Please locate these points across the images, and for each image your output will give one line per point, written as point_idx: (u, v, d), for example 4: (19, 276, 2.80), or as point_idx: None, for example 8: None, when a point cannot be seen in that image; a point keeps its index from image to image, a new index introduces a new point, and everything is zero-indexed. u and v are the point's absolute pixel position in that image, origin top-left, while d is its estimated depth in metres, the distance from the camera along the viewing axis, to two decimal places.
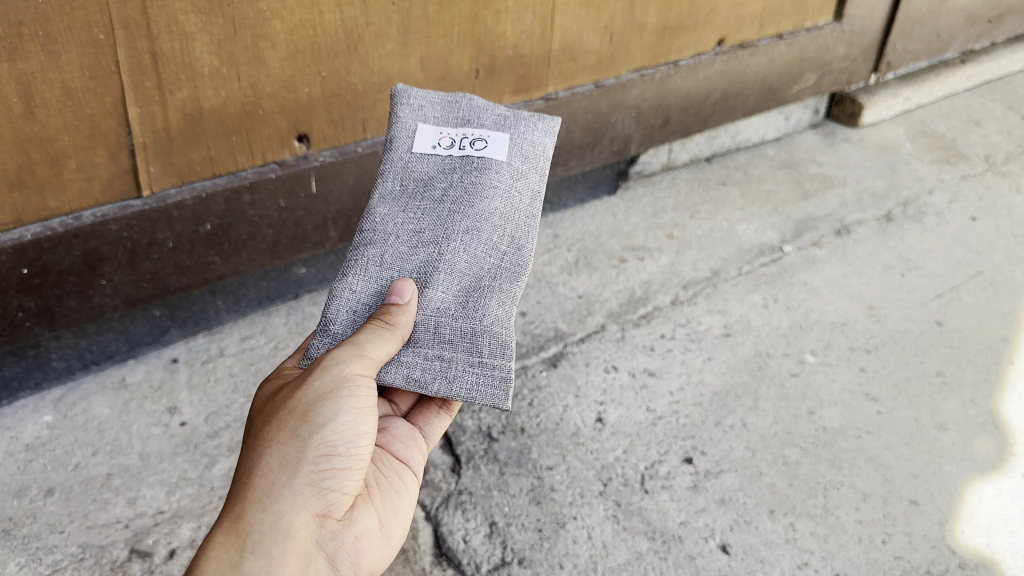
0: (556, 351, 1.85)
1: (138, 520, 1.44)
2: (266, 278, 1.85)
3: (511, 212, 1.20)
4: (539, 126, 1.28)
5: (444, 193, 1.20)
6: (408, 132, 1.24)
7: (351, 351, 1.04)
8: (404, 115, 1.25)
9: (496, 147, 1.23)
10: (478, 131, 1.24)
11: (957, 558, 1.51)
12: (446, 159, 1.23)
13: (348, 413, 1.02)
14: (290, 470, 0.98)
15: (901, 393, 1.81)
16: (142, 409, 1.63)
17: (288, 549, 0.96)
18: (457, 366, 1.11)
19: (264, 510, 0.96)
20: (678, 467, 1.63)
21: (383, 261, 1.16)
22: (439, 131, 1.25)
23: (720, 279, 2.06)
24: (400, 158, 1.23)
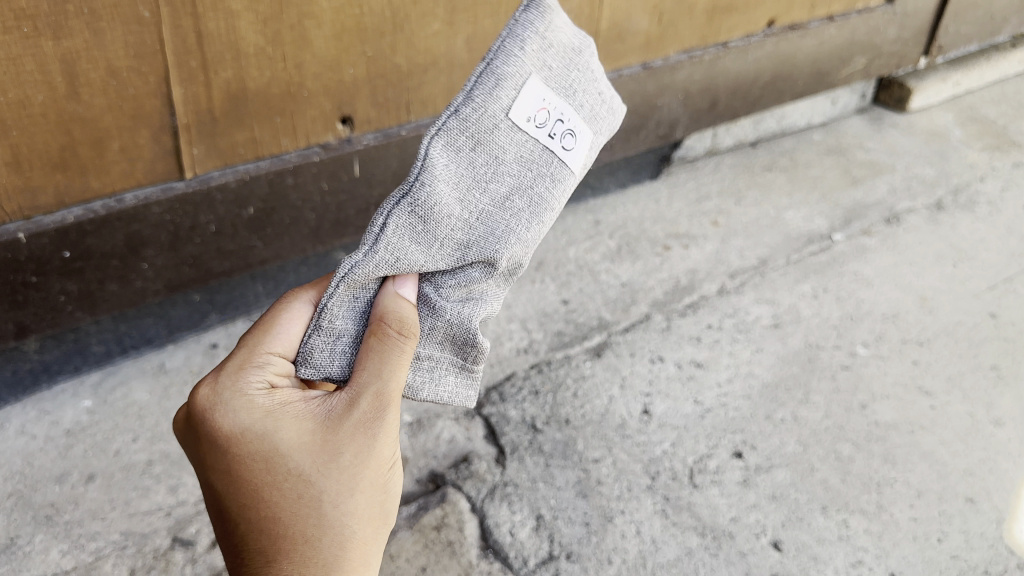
0: (600, 341, 1.80)
1: (180, 509, 1.42)
2: (306, 263, 1.81)
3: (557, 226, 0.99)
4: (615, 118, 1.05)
5: (509, 194, 0.95)
6: (516, 86, 0.94)
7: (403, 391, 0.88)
8: (514, 54, 0.93)
9: (578, 150, 1.00)
10: (573, 120, 0.99)
11: (1017, 558, 1.46)
12: (530, 146, 0.96)
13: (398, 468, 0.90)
14: (374, 528, 0.87)
15: (955, 386, 1.76)
16: (181, 395, 1.61)
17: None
18: (443, 366, 0.97)
19: None
20: (728, 461, 1.59)
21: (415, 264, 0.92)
22: (542, 97, 0.96)
23: (767, 268, 2.01)
24: (492, 120, 0.93)
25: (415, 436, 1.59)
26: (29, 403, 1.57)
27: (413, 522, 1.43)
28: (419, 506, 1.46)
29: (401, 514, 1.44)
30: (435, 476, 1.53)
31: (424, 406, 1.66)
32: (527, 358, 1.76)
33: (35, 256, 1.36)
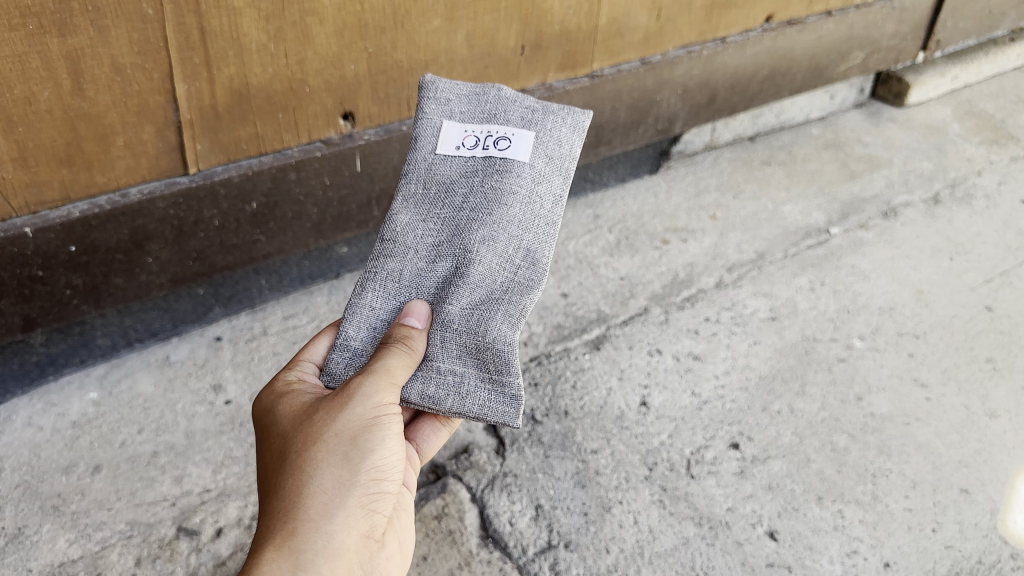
0: (599, 334, 1.82)
1: (185, 499, 1.44)
2: (309, 257, 1.83)
3: (533, 216, 1.13)
4: (568, 120, 1.18)
5: (464, 200, 1.14)
6: (433, 131, 1.18)
7: (385, 378, 0.99)
8: (430, 111, 1.18)
9: (520, 145, 1.15)
10: (504, 128, 1.16)
11: (1010, 548, 1.49)
12: (469, 162, 1.16)
13: (392, 441, 0.98)
14: (342, 492, 0.94)
15: (950, 378, 1.78)
16: (186, 387, 1.63)
17: (335, 570, 0.91)
18: (469, 382, 1.06)
19: (317, 528, 0.91)
20: (724, 452, 1.61)
21: (403, 276, 1.12)
22: (464, 129, 1.18)
23: (765, 262, 2.03)
24: (424, 161, 1.17)
25: None
26: (36, 395, 1.59)
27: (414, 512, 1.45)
28: (420, 496, 1.49)
29: None
30: (436, 466, 1.55)
31: None
32: (527, 351, 1.78)
33: (41, 250, 1.38)
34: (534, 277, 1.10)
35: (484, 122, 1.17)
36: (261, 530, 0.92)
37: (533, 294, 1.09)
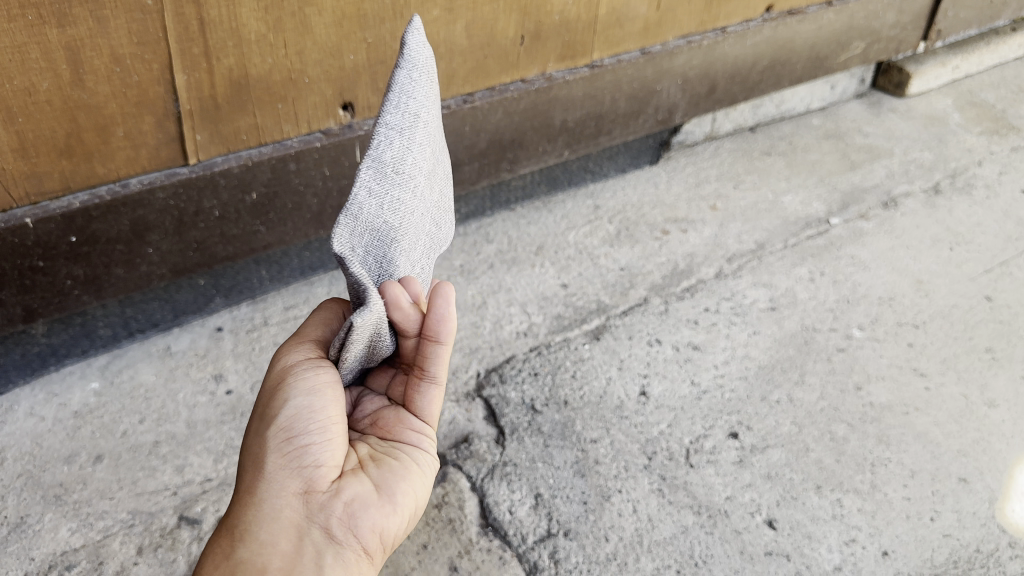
0: (599, 324, 1.83)
1: (186, 488, 1.45)
2: (309, 248, 1.84)
3: None
4: None
5: None
6: None
7: (293, 342, 0.98)
8: None
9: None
10: None
11: (1008, 537, 1.49)
12: None
13: (304, 387, 0.92)
14: (260, 458, 0.92)
15: (949, 368, 1.78)
16: (187, 377, 1.64)
17: (269, 532, 0.89)
18: None
19: (243, 500, 0.91)
20: (724, 442, 1.61)
21: None
22: None
23: (765, 252, 2.03)
24: None
25: None
26: (38, 385, 1.60)
27: None
28: None
29: None
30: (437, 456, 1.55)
31: None
32: (527, 341, 1.78)
33: (42, 241, 1.39)
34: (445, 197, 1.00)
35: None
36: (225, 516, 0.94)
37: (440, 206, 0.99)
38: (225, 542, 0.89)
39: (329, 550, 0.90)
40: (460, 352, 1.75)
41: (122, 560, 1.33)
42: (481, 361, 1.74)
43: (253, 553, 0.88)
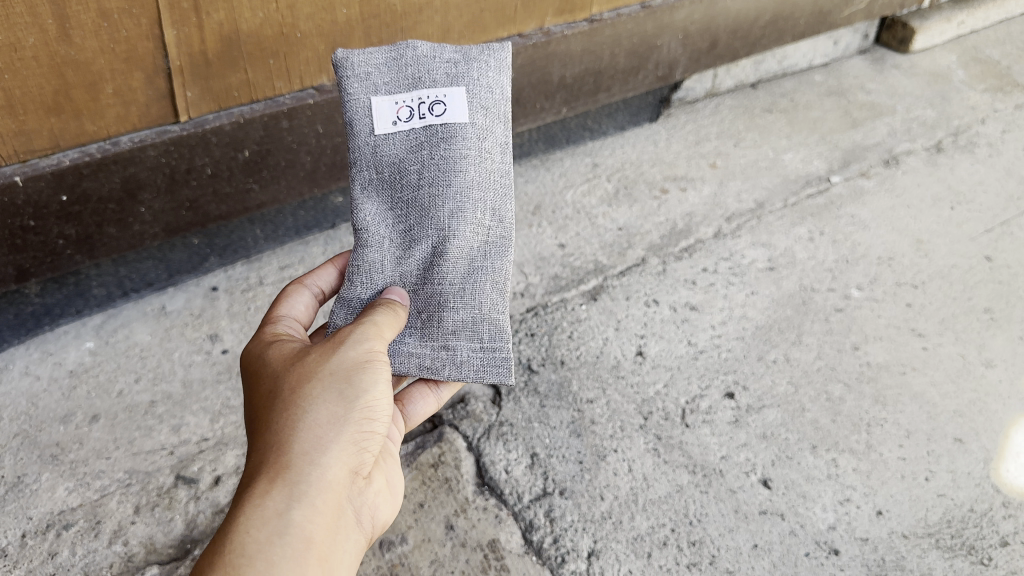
0: (596, 284, 1.82)
1: (182, 448, 1.45)
2: (304, 207, 1.81)
3: (486, 173, 1.15)
4: (491, 61, 1.17)
5: (420, 176, 1.13)
6: (364, 111, 1.13)
7: (374, 330, 1.03)
8: (354, 91, 1.13)
9: (456, 107, 1.13)
10: (434, 92, 1.13)
11: (1002, 497, 1.51)
12: (413, 136, 1.14)
13: (382, 384, 1.00)
14: (336, 427, 0.95)
15: (947, 329, 1.78)
16: (183, 337, 1.63)
17: (326, 502, 0.91)
18: (462, 350, 1.16)
19: (310, 461, 0.92)
20: (719, 402, 1.62)
21: (383, 266, 1.14)
22: (395, 101, 1.14)
23: (765, 211, 2.01)
24: (367, 145, 1.14)
25: None
26: (33, 344, 1.59)
27: (410, 460, 1.47)
28: (417, 444, 1.50)
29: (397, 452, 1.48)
30: (434, 415, 1.56)
31: None
32: (523, 302, 1.77)
33: (32, 200, 1.36)
34: (501, 247, 1.16)
35: (412, 88, 1.14)
36: (255, 464, 0.92)
37: (505, 260, 1.16)
38: (278, 499, 0.88)
39: (351, 530, 0.96)
40: None
41: (119, 519, 1.34)
42: None
43: (312, 518, 0.88)
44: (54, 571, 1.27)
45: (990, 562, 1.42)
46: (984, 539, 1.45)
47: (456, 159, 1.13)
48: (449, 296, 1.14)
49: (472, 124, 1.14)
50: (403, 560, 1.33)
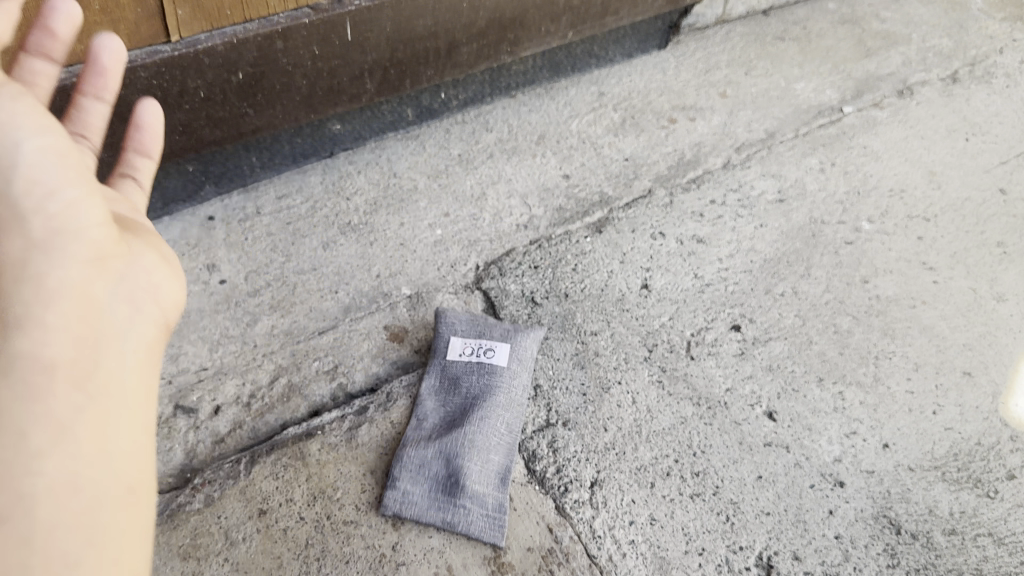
0: (601, 217, 1.77)
1: (181, 377, 1.45)
2: (300, 134, 1.76)
3: (513, 423, 1.42)
4: (532, 335, 1.52)
5: (469, 396, 1.44)
6: (444, 345, 1.51)
7: (10, 91, 0.92)
8: (442, 330, 1.53)
9: (502, 356, 1.49)
10: (490, 341, 1.51)
11: (1010, 430, 1.51)
12: (472, 364, 1.48)
13: (67, 186, 0.96)
14: (43, 249, 0.94)
15: (959, 262, 1.74)
16: (180, 267, 1.61)
17: (68, 320, 0.96)
18: (474, 513, 1.30)
19: (16, 281, 0.93)
20: (725, 334, 1.60)
21: (424, 458, 1.36)
22: (464, 341, 1.51)
23: (775, 141, 1.96)
24: (438, 364, 1.49)
25: (415, 311, 1.59)
26: None
27: (412, 392, 1.46)
28: (418, 377, 1.49)
29: (399, 384, 1.48)
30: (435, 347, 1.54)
31: (422, 280, 1.64)
32: (527, 234, 1.73)
33: None
34: (513, 465, 1.37)
35: (479, 338, 1.51)
36: None
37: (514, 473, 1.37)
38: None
39: (121, 330, 1.01)
40: (458, 244, 1.70)
41: None
42: (480, 254, 1.69)
43: (42, 340, 0.93)
44: None
45: (996, 495, 1.43)
46: (991, 472, 1.46)
47: (496, 399, 1.43)
48: (470, 480, 1.33)
49: (495, 399, 1.43)
50: None
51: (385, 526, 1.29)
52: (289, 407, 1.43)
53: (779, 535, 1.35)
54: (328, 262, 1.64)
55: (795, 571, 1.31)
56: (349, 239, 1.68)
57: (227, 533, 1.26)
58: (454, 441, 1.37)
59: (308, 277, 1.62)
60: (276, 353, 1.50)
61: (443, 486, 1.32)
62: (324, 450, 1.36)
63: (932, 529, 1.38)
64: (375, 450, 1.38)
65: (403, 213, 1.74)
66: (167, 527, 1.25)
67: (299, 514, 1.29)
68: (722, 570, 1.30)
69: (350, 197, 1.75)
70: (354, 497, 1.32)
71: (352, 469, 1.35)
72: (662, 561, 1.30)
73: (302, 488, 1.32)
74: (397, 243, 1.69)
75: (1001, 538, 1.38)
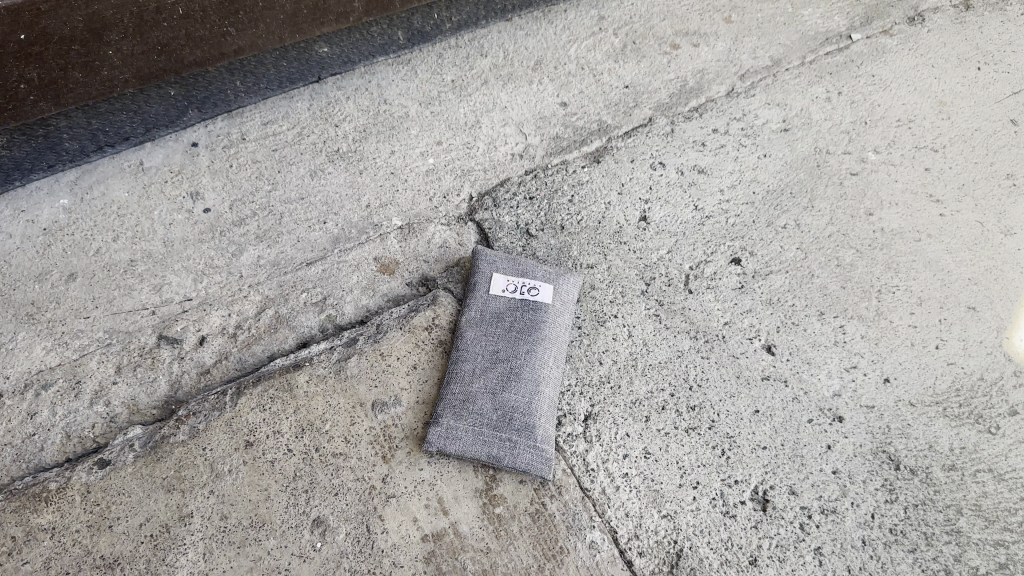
0: (599, 146, 1.71)
1: (165, 307, 1.42)
2: (286, 57, 1.64)
3: (557, 365, 1.35)
4: (567, 282, 1.44)
5: (513, 326, 1.37)
6: (485, 279, 1.43)
7: None
8: (482, 265, 1.44)
9: (546, 296, 1.41)
10: (534, 279, 1.42)
11: (1014, 366, 1.48)
12: (515, 302, 1.40)
13: None
14: None
15: (967, 195, 1.69)
16: (162, 195, 1.55)
17: None
18: (518, 445, 1.25)
19: None
20: (725, 268, 1.55)
21: (471, 393, 1.30)
22: (507, 278, 1.43)
23: (781, 68, 1.87)
24: (479, 300, 1.41)
25: (405, 242, 1.54)
26: (4, 201, 1.51)
27: (403, 323, 1.41)
28: (410, 308, 1.44)
29: (390, 315, 1.42)
30: (427, 280, 1.50)
31: (413, 210, 1.59)
32: (522, 164, 1.67)
33: None
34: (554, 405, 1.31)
35: (521, 274, 1.43)
36: None
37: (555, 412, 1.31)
38: None
39: None
40: (451, 173, 1.65)
41: (101, 379, 1.34)
42: (473, 184, 1.63)
43: None
44: (35, 431, 1.28)
45: (998, 431, 1.40)
46: (993, 407, 1.43)
47: (540, 336, 1.35)
48: (519, 412, 1.27)
49: (543, 335, 1.36)
50: (396, 421, 1.30)
51: (375, 458, 1.26)
52: (277, 338, 1.41)
53: (775, 469, 1.33)
54: (316, 191, 1.59)
55: (791, 506, 1.30)
56: (338, 168, 1.63)
57: (213, 465, 1.23)
58: (503, 375, 1.31)
59: (295, 206, 1.57)
60: (262, 284, 1.46)
61: (490, 417, 1.27)
62: (312, 383, 1.32)
63: (931, 465, 1.36)
64: (365, 382, 1.33)
65: (393, 141, 1.68)
66: (152, 459, 1.23)
67: (286, 446, 1.26)
68: (717, 503, 1.29)
69: (338, 124, 1.69)
70: (343, 430, 1.28)
71: (341, 401, 1.31)
72: (655, 495, 1.29)
73: (290, 421, 1.28)
74: (387, 172, 1.63)
75: (1001, 474, 1.36)
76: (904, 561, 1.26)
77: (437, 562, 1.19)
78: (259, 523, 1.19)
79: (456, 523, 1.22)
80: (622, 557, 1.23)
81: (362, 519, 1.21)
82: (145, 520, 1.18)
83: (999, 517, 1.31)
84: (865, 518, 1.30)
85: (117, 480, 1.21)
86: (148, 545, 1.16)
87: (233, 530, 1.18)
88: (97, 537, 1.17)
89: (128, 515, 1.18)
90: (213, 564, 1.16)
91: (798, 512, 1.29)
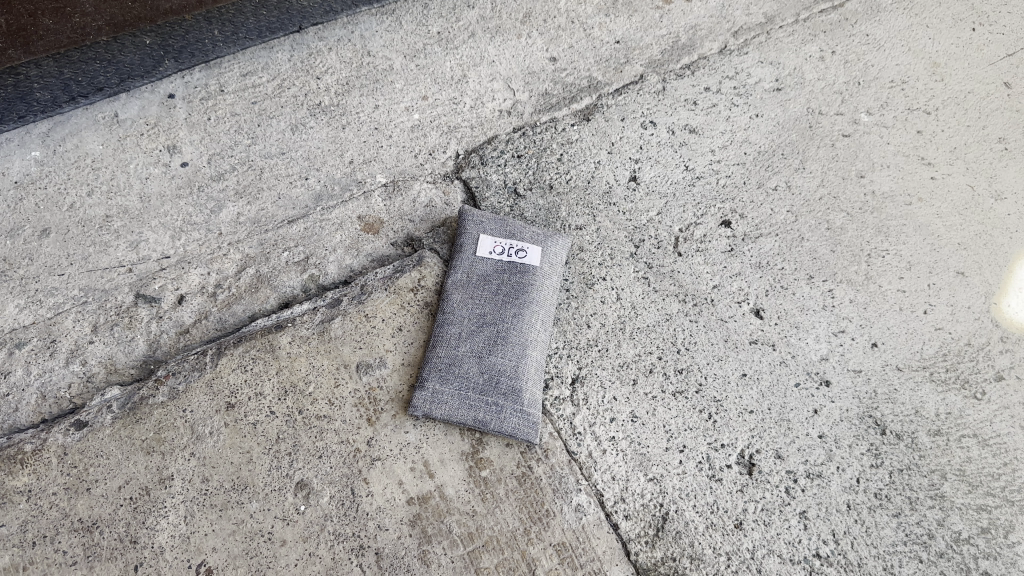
0: (589, 104, 1.67)
1: (142, 265, 1.39)
2: (266, 8, 1.57)
3: (544, 330, 1.32)
4: (556, 243, 1.41)
5: (500, 289, 1.34)
6: (473, 241, 1.39)
7: None
8: (470, 227, 1.40)
9: (533, 259, 1.37)
10: (522, 242, 1.38)
11: (1001, 332, 1.47)
12: (502, 266, 1.36)
13: None
14: None
15: (958, 158, 1.67)
16: (138, 147, 1.51)
17: None
18: (504, 409, 1.23)
19: None
20: (715, 230, 1.53)
21: (457, 356, 1.27)
22: (494, 240, 1.39)
23: (775, 26, 1.82)
24: (466, 262, 1.37)
25: (390, 200, 1.51)
26: None
27: (388, 284, 1.38)
28: (395, 269, 1.40)
29: (374, 276, 1.39)
30: (412, 240, 1.47)
31: (398, 167, 1.55)
32: (510, 121, 1.63)
33: None
34: (541, 370, 1.29)
35: (509, 236, 1.39)
36: None
37: (540, 377, 1.28)
38: None
39: None
40: (437, 130, 1.60)
41: (77, 338, 1.31)
42: (460, 140, 1.60)
43: None
44: (9, 391, 1.25)
45: (984, 397, 1.40)
46: (979, 373, 1.42)
47: (527, 299, 1.32)
48: (505, 375, 1.25)
49: (529, 298, 1.33)
50: (381, 384, 1.28)
51: (360, 421, 1.24)
52: (257, 298, 1.37)
53: (762, 433, 1.32)
54: (297, 146, 1.55)
55: (777, 470, 1.29)
56: (320, 122, 1.58)
57: (193, 427, 1.21)
58: (489, 337, 1.29)
59: (276, 161, 1.52)
60: (243, 242, 1.43)
61: (476, 380, 1.25)
62: (295, 344, 1.29)
63: (917, 431, 1.36)
64: (349, 343, 1.31)
65: (378, 95, 1.63)
66: (129, 420, 1.20)
67: (269, 408, 1.23)
68: (704, 467, 1.28)
69: (320, 76, 1.63)
70: (327, 392, 1.26)
71: (324, 363, 1.28)
72: (642, 458, 1.28)
73: (273, 382, 1.26)
74: (371, 128, 1.59)
75: (985, 439, 1.36)
76: (887, 525, 1.27)
77: (423, 525, 1.18)
78: (242, 486, 1.17)
79: (442, 486, 1.21)
80: (608, 520, 1.22)
81: (347, 482, 1.19)
82: (124, 483, 1.16)
83: (983, 482, 1.32)
84: (851, 482, 1.30)
85: (94, 442, 1.18)
86: (127, 508, 1.14)
87: (214, 492, 1.16)
88: (75, 500, 1.14)
89: (106, 478, 1.16)
90: (194, 527, 1.14)
91: (784, 476, 1.29)
